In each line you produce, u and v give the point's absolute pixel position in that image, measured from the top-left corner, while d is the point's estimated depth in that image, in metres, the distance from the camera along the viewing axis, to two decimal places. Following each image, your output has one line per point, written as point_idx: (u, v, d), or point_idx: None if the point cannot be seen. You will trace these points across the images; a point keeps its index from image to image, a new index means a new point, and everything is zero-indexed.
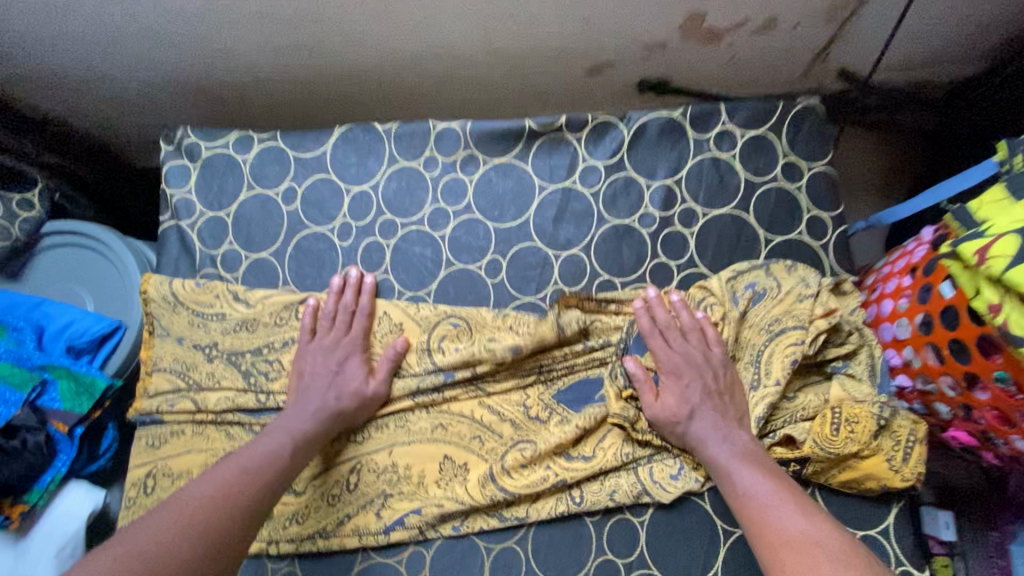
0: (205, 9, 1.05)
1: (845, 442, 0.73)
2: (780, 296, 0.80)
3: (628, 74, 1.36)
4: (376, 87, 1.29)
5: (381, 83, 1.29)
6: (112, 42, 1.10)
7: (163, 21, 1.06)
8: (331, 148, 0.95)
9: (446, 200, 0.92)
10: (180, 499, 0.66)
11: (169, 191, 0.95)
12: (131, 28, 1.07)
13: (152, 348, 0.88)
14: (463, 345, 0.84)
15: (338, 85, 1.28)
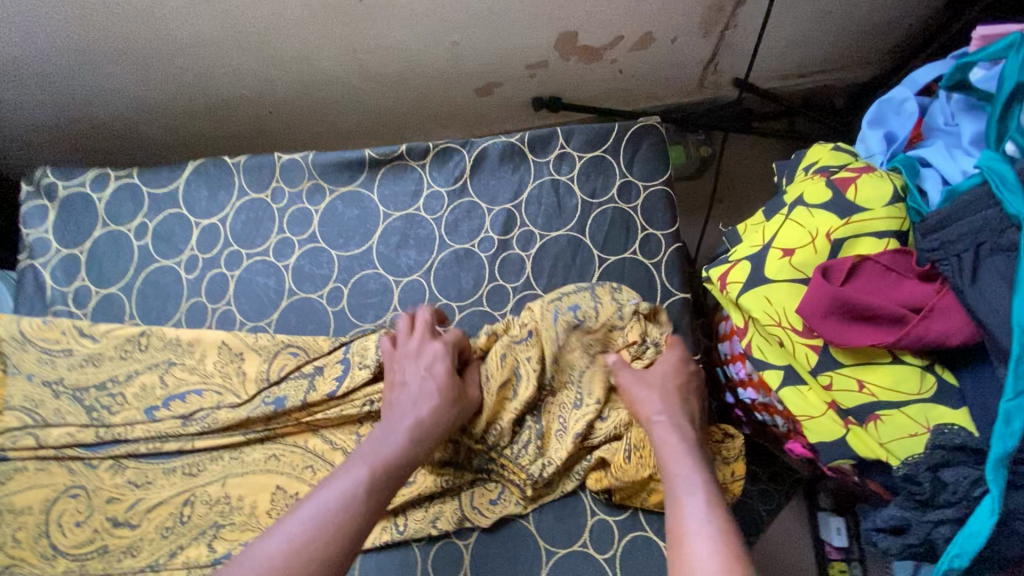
0: (70, 49, 1.08)
1: (636, 467, 0.74)
2: (595, 319, 0.81)
3: (518, 93, 1.38)
4: (266, 115, 1.32)
5: (271, 111, 1.32)
6: None
7: (30, 60, 1.09)
8: (183, 183, 0.97)
9: (291, 231, 0.94)
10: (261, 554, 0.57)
11: (26, 232, 0.97)
12: (1, 69, 1.10)
13: (6, 385, 0.88)
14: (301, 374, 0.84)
15: (226, 115, 1.31)
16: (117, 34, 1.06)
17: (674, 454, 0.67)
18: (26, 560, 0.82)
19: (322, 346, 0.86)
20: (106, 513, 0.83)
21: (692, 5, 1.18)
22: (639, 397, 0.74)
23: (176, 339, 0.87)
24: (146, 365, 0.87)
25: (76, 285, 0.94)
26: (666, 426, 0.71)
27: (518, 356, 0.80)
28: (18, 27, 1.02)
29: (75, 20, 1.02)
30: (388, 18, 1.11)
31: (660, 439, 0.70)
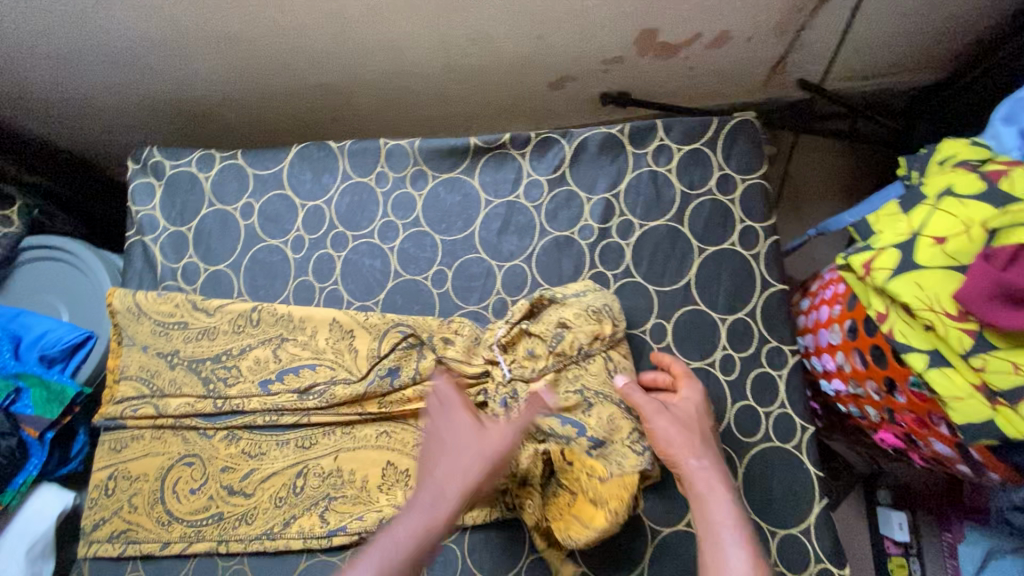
0: (170, 33, 1.10)
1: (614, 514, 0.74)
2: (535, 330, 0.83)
3: (589, 88, 1.40)
4: (343, 103, 1.34)
5: (349, 100, 1.34)
6: (85, 65, 1.15)
7: (130, 43, 1.11)
8: (287, 166, 0.99)
9: (395, 214, 0.97)
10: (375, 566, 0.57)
11: (134, 209, 0.99)
12: (101, 51, 1.12)
13: (120, 356, 0.91)
14: (413, 353, 0.87)
15: (304, 102, 1.33)
16: (218, 19, 1.08)
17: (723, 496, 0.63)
18: (143, 525, 0.85)
19: (432, 326, 0.89)
20: (220, 482, 0.86)
21: (773, 5, 1.21)
22: (664, 435, 0.69)
23: (286, 313, 0.89)
24: (260, 340, 0.89)
25: (187, 261, 0.96)
26: (699, 448, 0.68)
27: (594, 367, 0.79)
28: (126, 9, 1.04)
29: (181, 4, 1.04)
30: (480, 10, 1.13)
31: (699, 486, 0.64)
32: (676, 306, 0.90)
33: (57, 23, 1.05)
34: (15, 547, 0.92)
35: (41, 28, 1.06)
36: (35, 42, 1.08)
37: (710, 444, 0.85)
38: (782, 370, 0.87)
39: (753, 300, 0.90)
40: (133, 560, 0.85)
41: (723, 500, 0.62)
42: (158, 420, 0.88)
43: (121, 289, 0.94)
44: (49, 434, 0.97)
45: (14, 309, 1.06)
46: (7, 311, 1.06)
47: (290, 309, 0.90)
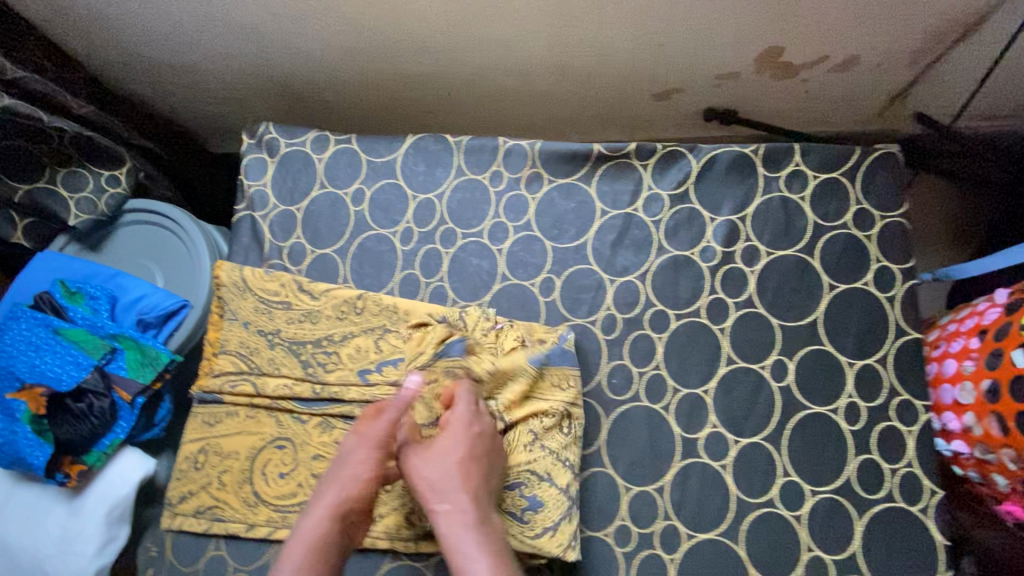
0: (296, 11, 1.09)
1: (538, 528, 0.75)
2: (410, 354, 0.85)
3: (695, 102, 1.35)
4: (444, 96, 1.33)
5: (449, 93, 1.33)
6: (205, 36, 1.15)
7: (252, 18, 1.11)
8: (402, 156, 0.98)
9: (507, 216, 0.94)
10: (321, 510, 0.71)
11: (246, 183, 0.99)
12: (225, 24, 1.12)
13: (220, 330, 0.91)
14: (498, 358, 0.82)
15: (408, 89, 1.32)
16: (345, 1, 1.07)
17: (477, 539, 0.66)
18: (230, 504, 0.84)
19: (540, 334, 0.85)
20: (310, 470, 0.84)
21: (913, 33, 1.14)
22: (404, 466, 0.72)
23: (394, 304, 0.88)
24: (363, 328, 0.88)
25: (294, 242, 0.95)
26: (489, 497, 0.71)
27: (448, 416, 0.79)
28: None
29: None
30: (607, 13, 1.09)
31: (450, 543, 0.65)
32: (799, 343, 0.85)
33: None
34: (93, 510, 0.92)
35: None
36: (163, 12, 1.09)
37: (830, 496, 0.79)
38: (913, 427, 0.80)
39: (884, 347, 0.84)
40: (216, 538, 0.84)
41: (465, 536, 0.65)
42: (253, 399, 0.87)
43: (228, 263, 0.93)
44: (140, 400, 0.96)
45: (110, 269, 1.10)
46: (103, 271, 1.09)
47: (401, 304, 0.88)
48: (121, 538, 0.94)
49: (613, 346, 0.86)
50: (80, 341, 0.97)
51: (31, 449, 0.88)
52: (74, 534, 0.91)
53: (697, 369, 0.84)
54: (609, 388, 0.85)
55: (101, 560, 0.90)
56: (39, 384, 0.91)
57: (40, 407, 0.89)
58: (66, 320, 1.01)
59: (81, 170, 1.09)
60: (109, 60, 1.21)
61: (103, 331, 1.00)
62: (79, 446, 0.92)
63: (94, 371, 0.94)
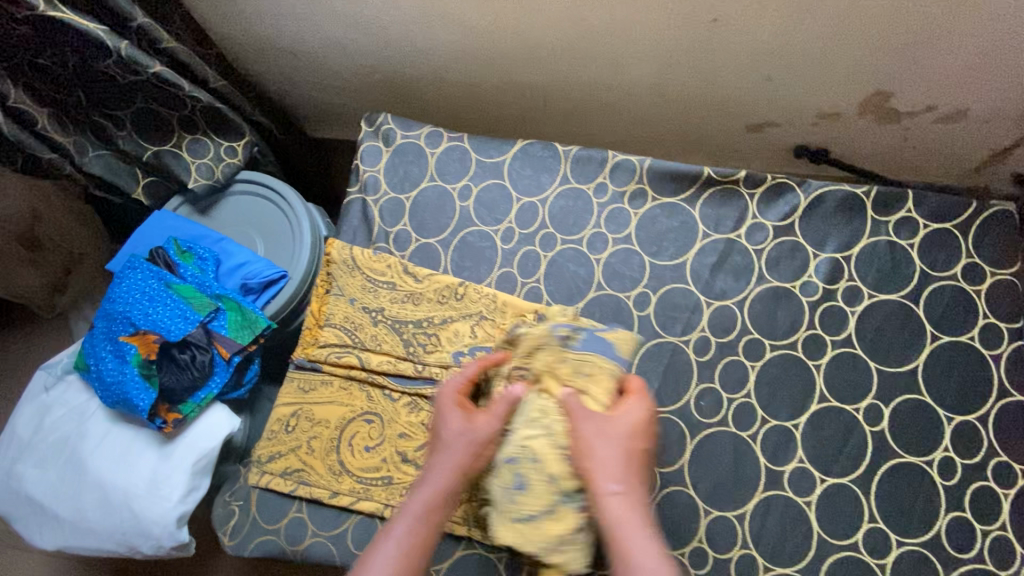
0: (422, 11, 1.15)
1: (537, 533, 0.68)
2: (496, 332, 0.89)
3: (787, 137, 1.35)
4: (539, 104, 1.36)
5: (544, 102, 1.36)
6: (329, 27, 1.22)
7: (380, 14, 1.17)
8: (510, 159, 1.02)
9: (608, 227, 0.95)
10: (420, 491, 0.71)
11: (361, 168, 1.04)
12: (351, 17, 1.18)
13: (326, 304, 0.96)
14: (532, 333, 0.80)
15: (506, 94, 1.36)
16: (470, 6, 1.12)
17: (631, 522, 0.64)
18: (316, 470, 0.88)
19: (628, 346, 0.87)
20: (394, 446, 0.87)
21: None
22: (445, 447, 0.72)
23: (495, 296, 0.91)
24: (461, 313, 0.91)
25: (401, 229, 1.00)
26: (618, 471, 0.67)
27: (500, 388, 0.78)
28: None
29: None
30: (722, 42, 1.11)
31: (610, 515, 0.65)
32: (896, 390, 0.84)
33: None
34: (182, 457, 0.97)
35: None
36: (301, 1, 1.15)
37: (915, 548, 0.78)
38: (1012, 491, 0.78)
39: (986, 405, 0.82)
40: (300, 501, 0.88)
41: (634, 522, 0.64)
42: (349, 370, 0.92)
43: (339, 241, 0.99)
44: (234, 359, 1.01)
45: (217, 234, 1.16)
46: (211, 234, 1.16)
47: (502, 298, 0.91)
48: (202, 488, 0.98)
49: (703, 368, 0.86)
50: (186, 296, 1.03)
51: (137, 390, 0.95)
52: (163, 477, 0.96)
53: (787, 403, 0.84)
54: (696, 409, 0.85)
55: (184, 506, 0.95)
56: (151, 332, 0.98)
57: (151, 353, 0.96)
58: (176, 275, 1.07)
59: (202, 136, 1.16)
60: (236, 41, 1.28)
61: (209, 290, 1.06)
62: (178, 396, 0.97)
63: (199, 327, 1.00)
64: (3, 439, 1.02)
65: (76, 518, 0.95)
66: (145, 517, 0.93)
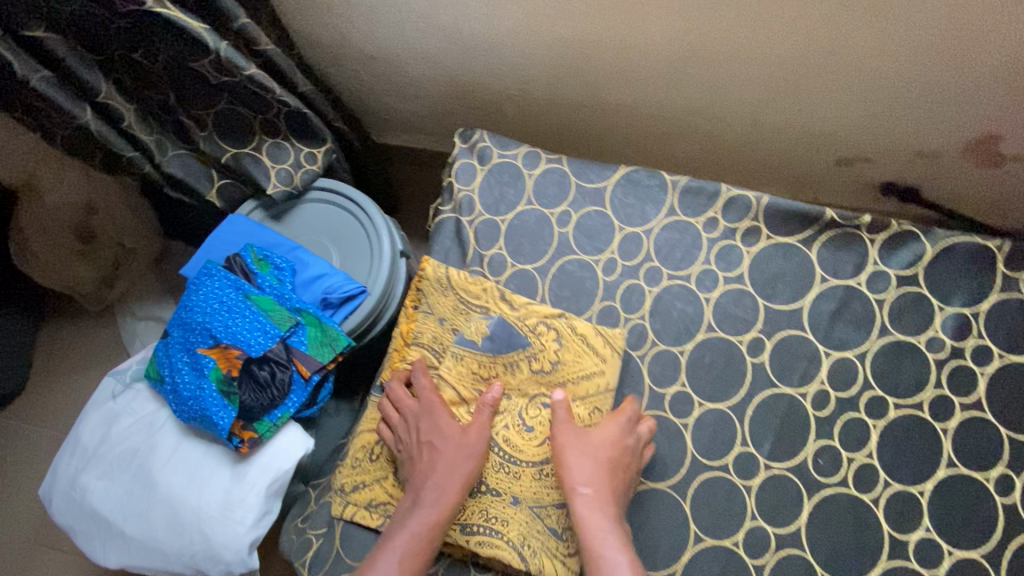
0: (522, 25, 1.11)
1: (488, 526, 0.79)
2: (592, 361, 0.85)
3: (877, 174, 1.29)
4: (621, 125, 1.32)
5: (627, 124, 1.31)
6: (418, 35, 1.18)
7: (476, 26, 1.13)
8: (613, 185, 0.97)
9: (719, 264, 0.91)
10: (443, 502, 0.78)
11: (455, 186, 1.00)
12: (444, 27, 1.14)
13: (415, 322, 0.93)
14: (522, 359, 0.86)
15: (587, 114, 1.31)
16: (574, 24, 1.08)
17: (598, 521, 0.74)
18: None
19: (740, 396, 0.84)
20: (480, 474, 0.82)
21: None
22: (572, 462, 0.78)
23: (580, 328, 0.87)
24: (561, 344, 0.87)
25: (497, 253, 0.96)
26: (595, 478, 0.76)
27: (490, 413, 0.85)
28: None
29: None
30: (834, 76, 1.07)
31: (580, 512, 0.75)
32: None
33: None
34: (254, 479, 0.93)
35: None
36: (397, 8, 1.12)
37: None
38: None
39: None
40: None
41: (600, 519, 0.74)
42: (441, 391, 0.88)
43: (432, 259, 0.95)
44: (314, 378, 0.97)
45: (292, 242, 1.11)
46: (286, 242, 1.11)
47: (594, 331, 0.87)
48: (274, 512, 0.94)
49: (821, 423, 0.82)
50: (266, 309, 0.98)
51: (217, 408, 0.91)
52: (236, 499, 0.91)
53: (912, 467, 0.79)
54: (814, 468, 0.80)
55: (257, 531, 0.91)
56: (232, 346, 0.94)
57: (232, 368, 0.92)
58: (253, 285, 1.02)
59: (283, 141, 1.11)
60: (319, 43, 1.24)
61: (288, 303, 1.00)
62: (255, 413, 0.93)
63: (279, 342, 0.96)
64: (67, 448, 0.98)
65: (145, 537, 0.91)
66: (217, 542, 0.89)
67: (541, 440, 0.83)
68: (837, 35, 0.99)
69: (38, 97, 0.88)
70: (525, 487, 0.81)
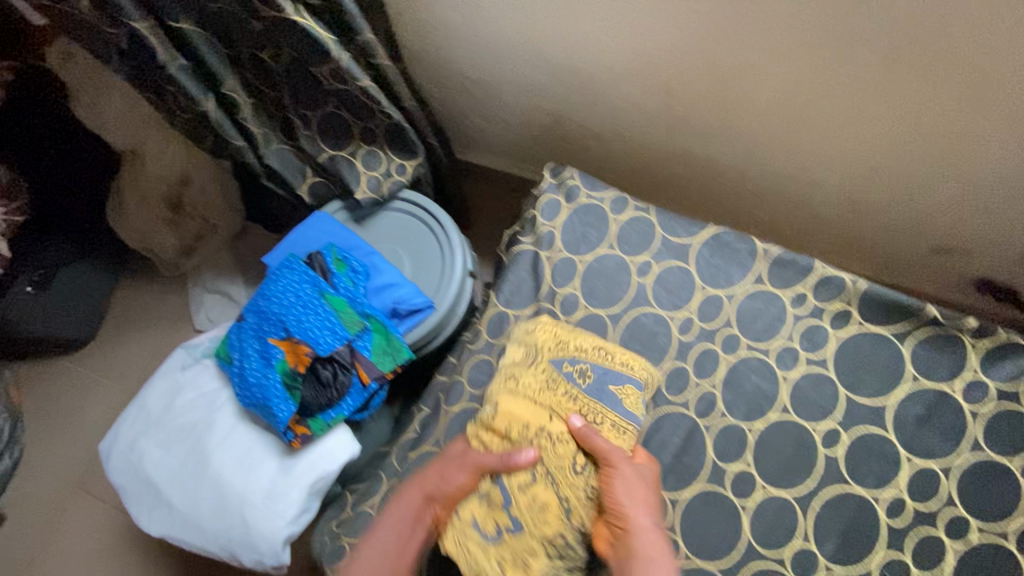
0: (629, 72, 1.12)
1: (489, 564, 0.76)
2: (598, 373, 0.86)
3: (975, 269, 1.21)
4: (706, 177, 1.30)
5: (713, 177, 1.29)
6: (522, 63, 1.19)
7: (584, 66, 1.15)
8: (699, 244, 0.94)
9: (801, 342, 0.87)
10: (424, 515, 0.80)
11: (539, 219, 1.00)
12: (549, 60, 1.16)
13: (547, 363, 0.86)
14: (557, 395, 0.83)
15: (673, 163, 1.30)
16: (682, 77, 1.09)
17: (658, 554, 0.73)
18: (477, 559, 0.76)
19: (797, 489, 0.81)
20: (494, 517, 0.78)
21: None
22: (626, 484, 0.77)
23: (627, 365, 0.86)
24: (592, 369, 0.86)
25: (570, 292, 0.95)
26: (644, 498, 0.77)
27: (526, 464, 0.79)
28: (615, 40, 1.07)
29: (667, 52, 1.04)
30: (949, 164, 1.03)
31: (642, 540, 0.74)
32: None
33: (545, 33, 1.11)
34: (300, 475, 0.94)
35: (526, 33, 1.12)
36: (510, 39, 1.15)
37: None
38: None
39: None
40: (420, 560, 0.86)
41: (650, 551, 0.73)
42: (486, 423, 0.83)
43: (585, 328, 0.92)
44: (373, 385, 0.99)
45: (370, 247, 1.14)
46: (364, 246, 1.14)
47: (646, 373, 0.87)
48: (312, 510, 0.96)
49: (892, 532, 0.78)
50: (338, 310, 1.00)
51: (279, 400, 0.93)
52: (279, 492, 0.93)
53: None
54: None
55: (294, 528, 0.92)
56: (301, 342, 0.96)
57: (299, 365, 0.95)
58: (329, 284, 1.04)
59: (379, 149, 1.15)
60: (424, 59, 1.28)
61: (359, 307, 1.03)
62: (311, 411, 0.95)
63: (345, 344, 0.98)
64: (132, 409, 1.02)
65: (189, 511, 0.94)
66: (256, 530, 0.91)
67: (574, 472, 0.78)
68: (960, 123, 0.95)
69: (171, 84, 0.94)
70: (550, 531, 0.76)
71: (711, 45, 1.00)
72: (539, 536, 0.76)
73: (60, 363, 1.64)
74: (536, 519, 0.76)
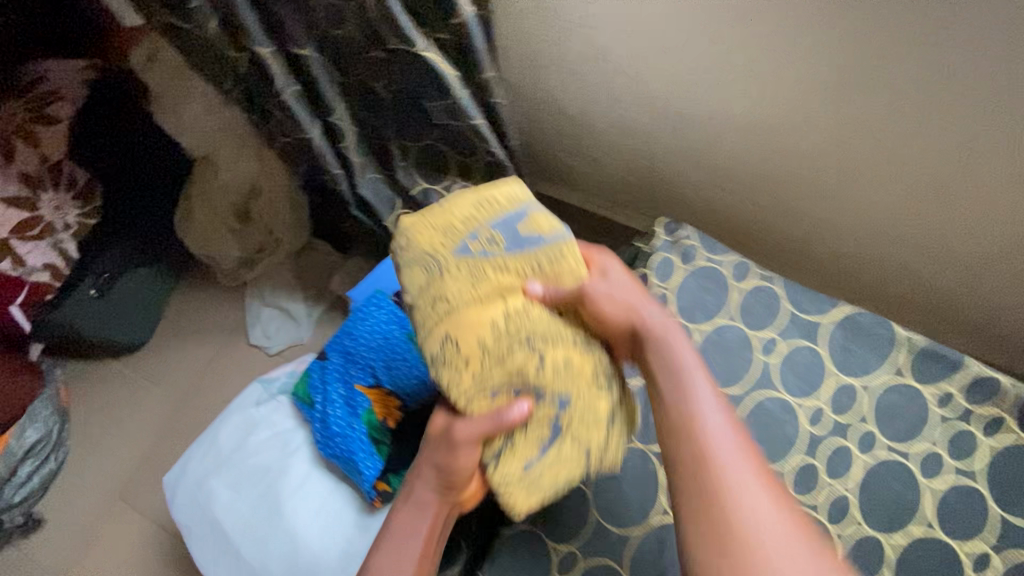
0: (762, 137, 0.94)
1: (548, 484, 0.67)
2: (494, 245, 0.69)
3: None
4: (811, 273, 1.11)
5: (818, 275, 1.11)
6: (616, 121, 1.06)
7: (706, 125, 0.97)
8: (832, 325, 0.87)
9: (948, 448, 0.79)
10: (425, 483, 0.69)
11: (652, 280, 0.92)
12: (647, 122, 1.03)
13: (451, 266, 0.68)
14: (511, 306, 0.67)
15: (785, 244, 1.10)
16: (824, 153, 0.90)
17: (749, 478, 0.58)
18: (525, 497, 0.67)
19: None
20: (521, 457, 0.66)
21: None
22: (702, 400, 0.63)
23: (504, 204, 0.72)
24: (502, 254, 0.68)
25: None
26: (731, 427, 0.61)
27: (518, 390, 0.66)
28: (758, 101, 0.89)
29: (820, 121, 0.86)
30: None
31: (735, 475, 0.58)
32: None
33: (668, 83, 0.94)
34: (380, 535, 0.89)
35: (646, 81, 0.96)
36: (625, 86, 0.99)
37: None
38: None
39: None
40: None
41: (740, 469, 0.58)
42: (445, 366, 0.66)
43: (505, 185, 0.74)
44: None
45: None
46: None
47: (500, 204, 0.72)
48: None
49: None
50: None
51: (364, 455, 0.87)
52: (358, 552, 0.87)
53: None
54: None
55: None
56: (391, 392, 0.90)
57: (388, 419, 0.89)
58: None
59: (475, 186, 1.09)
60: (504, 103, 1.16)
61: None
62: (394, 468, 0.89)
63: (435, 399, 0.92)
64: (201, 444, 0.97)
65: (258, 564, 0.88)
66: None
67: (558, 376, 0.66)
68: None
69: (281, 109, 0.91)
70: (590, 433, 0.66)
71: (846, 129, 0.85)
72: (574, 447, 0.67)
73: (98, 369, 1.55)
74: (581, 422, 0.67)
